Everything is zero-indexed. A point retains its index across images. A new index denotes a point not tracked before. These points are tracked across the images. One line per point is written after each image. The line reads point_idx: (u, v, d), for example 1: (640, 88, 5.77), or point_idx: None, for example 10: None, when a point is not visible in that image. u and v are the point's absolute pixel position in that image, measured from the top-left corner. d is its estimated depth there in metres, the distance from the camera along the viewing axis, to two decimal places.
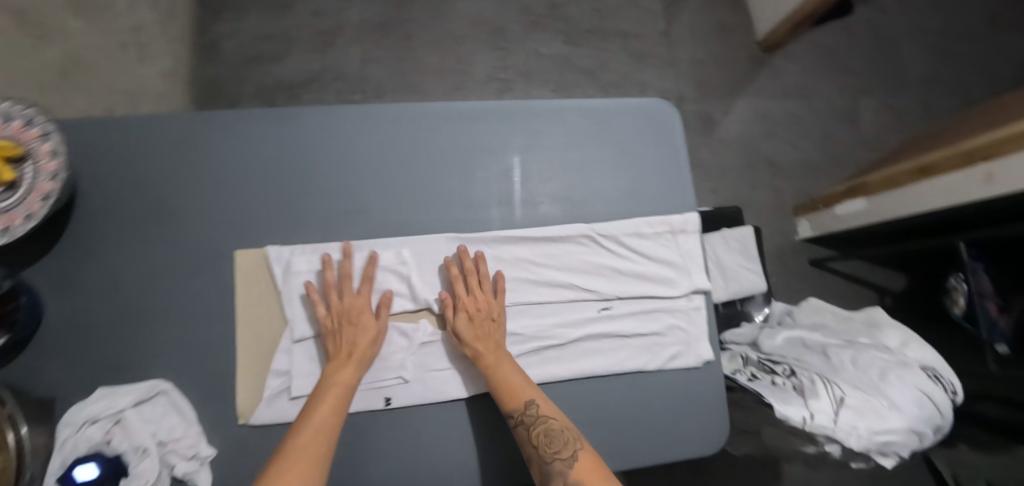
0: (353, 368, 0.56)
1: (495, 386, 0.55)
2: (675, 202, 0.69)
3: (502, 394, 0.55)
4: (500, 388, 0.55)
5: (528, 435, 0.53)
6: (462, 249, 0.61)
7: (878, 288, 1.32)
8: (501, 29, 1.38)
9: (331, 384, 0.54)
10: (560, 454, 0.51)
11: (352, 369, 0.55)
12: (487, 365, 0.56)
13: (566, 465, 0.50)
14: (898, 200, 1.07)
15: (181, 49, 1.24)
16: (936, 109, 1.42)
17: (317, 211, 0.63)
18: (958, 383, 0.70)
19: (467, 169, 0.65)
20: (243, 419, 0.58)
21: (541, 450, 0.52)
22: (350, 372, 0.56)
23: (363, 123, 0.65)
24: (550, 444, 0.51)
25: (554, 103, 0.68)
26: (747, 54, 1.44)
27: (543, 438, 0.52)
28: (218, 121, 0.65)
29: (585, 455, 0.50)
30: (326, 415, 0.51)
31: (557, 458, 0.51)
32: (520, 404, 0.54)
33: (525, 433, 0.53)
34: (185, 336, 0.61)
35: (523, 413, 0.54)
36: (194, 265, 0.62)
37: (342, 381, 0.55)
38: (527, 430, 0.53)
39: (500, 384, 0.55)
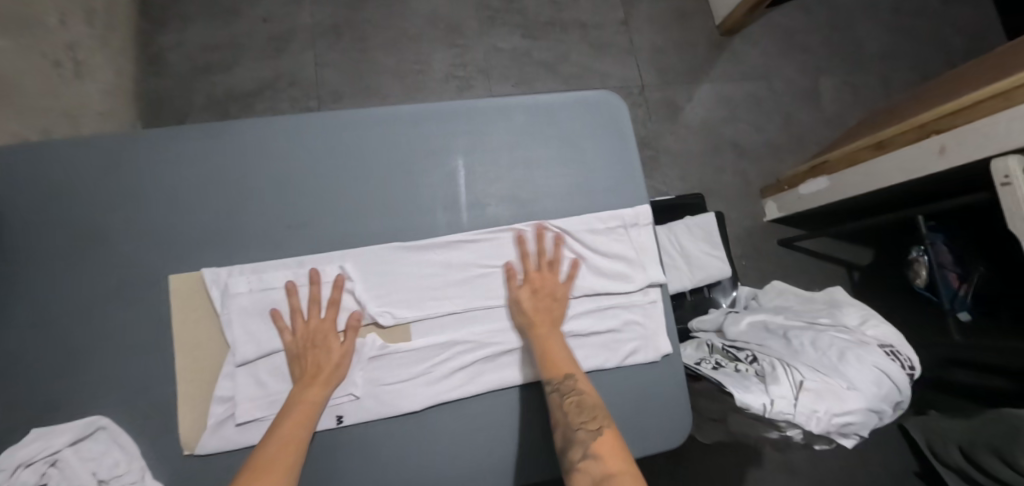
0: (322, 387, 0.55)
1: (539, 351, 0.57)
2: (625, 196, 0.68)
3: (545, 360, 0.56)
4: (545, 355, 0.56)
5: (560, 402, 0.53)
6: (538, 228, 0.63)
7: (847, 264, 1.33)
8: (457, 25, 1.36)
9: (302, 402, 0.53)
10: (587, 425, 0.50)
11: (320, 390, 0.55)
12: (537, 334, 0.58)
13: (590, 435, 0.49)
14: (858, 177, 1.08)
15: (123, 63, 1.19)
16: (893, 84, 1.44)
17: (255, 228, 0.61)
18: (915, 357, 0.70)
19: (409, 176, 0.63)
20: (189, 449, 0.56)
21: (571, 417, 0.51)
22: (320, 390, 0.55)
23: (298, 132, 0.63)
24: (578, 414, 0.51)
25: (496, 101, 0.66)
26: (706, 39, 1.44)
27: (574, 407, 0.52)
28: (144, 140, 0.62)
29: (611, 432, 0.49)
30: (293, 434, 0.50)
31: (582, 429, 0.50)
32: (560, 373, 0.55)
33: (557, 400, 0.53)
34: (122, 368, 0.58)
35: (562, 381, 0.54)
36: (127, 292, 0.59)
37: (311, 399, 0.54)
38: (561, 398, 0.53)
39: (545, 352, 0.57)
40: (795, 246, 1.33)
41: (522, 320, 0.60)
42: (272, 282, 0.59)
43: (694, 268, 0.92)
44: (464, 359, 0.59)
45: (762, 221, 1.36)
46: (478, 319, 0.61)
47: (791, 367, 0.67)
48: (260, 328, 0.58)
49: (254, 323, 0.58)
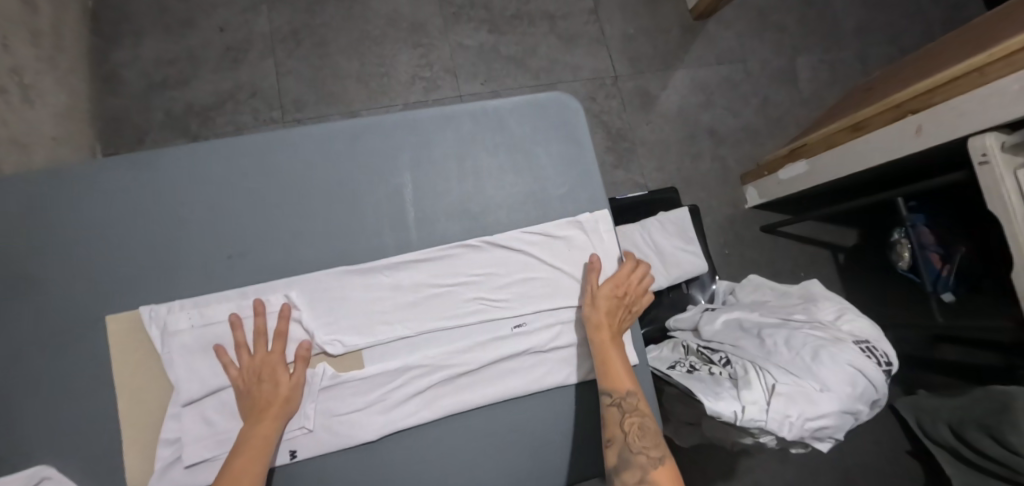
0: (273, 423, 0.52)
1: (605, 358, 0.56)
2: (583, 202, 0.65)
3: (611, 370, 0.56)
4: (611, 364, 0.56)
5: (622, 419, 0.53)
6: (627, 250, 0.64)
7: (831, 247, 1.30)
8: (421, 24, 1.31)
9: (251, 440, 0.50)
10: (647, 451, 0.50)
11: (270, 426, 0.52)
12: (604, 339, 0.58)
13: (651, 462, 0.49)
14: (835, 160, 1.05)
15: (75, 84, 1.15)
16: (872, 59, 1.40)
17: (192, 260, 0.58)
18: (893, 352, 0.68)
19: (352, 195, 0.60)
20: None
21: (631, 438, 0.52)
22: (272, 426, 0.52)
23: (230, 157, 0.60)
24: (641, 437, 0.51)
25: (441, 111, 0.63)
26: (679, 23, 1.39)
27: (636, 428, 0.52)
28: (69, 176, 0.59)
29: (669, 466, 0.50)
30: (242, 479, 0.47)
31: (641, 453, 0.50)
32: (623, 389, 0.54)
33: (617, 416, 0.53)
34: (62, 415, 0.55)
35: (626, 398, 0.54)
36: (62, 339, 0.57)
37: (261, 438, 0.51)
38: (622, 414, 0.53)
39: (612, 361, 0.56)
40: (778, 231, 1.30)
41: (594, 318, 0.59)
42: (215, 316, 0.57)
43: (669, 266, 0.90)
44: (419, 384, 0.57)
45: (743, 207, 1.32)
46: (432, 341, 0.59)
47: (764, 369, 0.65)
48: (205, 365, 0.56)
49: (198, 360, 0.56)
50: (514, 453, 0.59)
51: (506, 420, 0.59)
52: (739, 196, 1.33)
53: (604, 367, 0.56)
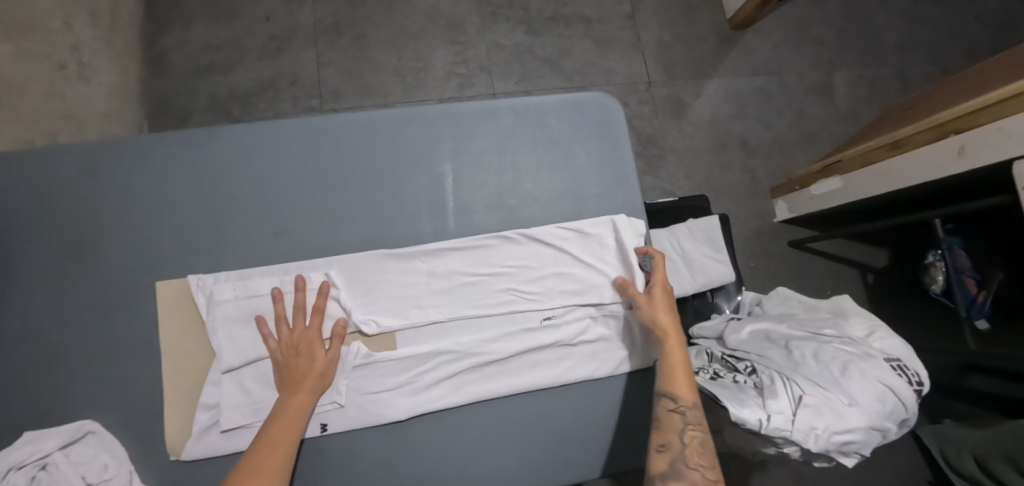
0: (308, 394, 0.54)
1: (672, 361, 0.54)
2: (617, 201, 0.66)
3: (675, 376, 0.54)
4: (678, 369, 0.54)
5: (682, 429, 0.51)
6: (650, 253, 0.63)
7: (860, 266, 1.28)
8: (458, 22, 1.34)
9: (287, 409, 0.52)
10: (704, 469, 0.48)
11: (304, 398, 0.53)
12: (670, 343, 0.56)
13: (706, 481, 0.47)
14: (871, 178, 1.03)
15: (128, 64, 1.20)
16: (913, 77, 1.37)
17: (239, 234, 0.61)
18: (924, 373, 0.67)
19: (393, 181, 0.62)
20: (176, 455, 0.57)
21: (689, 451, 0.49)
22: (308, 397, 0.53)
23: (279, 138, 0.62)
24: (701, 453, 0.49)
25: (483, 104, 0.65)
26: (715, 33, 1.39)
27: (696, 442, 0.50)
28: (131, 148, 0.62)
29: None
30: (278, 444, 0.49)
31: (698, 469, 0.48)
32: (689, 399, 0.52)
33: (678, 424, 0.51)
34: (113, 373, 0.59)
35: (689, 408, 0.52)
36: (115, 302, 0.60)
37: (296, 408, 0.52)
38: (683, 424, 0.51)
39: (678, 367, 0.54)
40: (806, 247, 1.28)
41: (660, 319, 0.57)
42: (258, 289, 0.59)
43: (695, 273, 0.90)
44: (449, 369, 0.59)
45: (771, 221, 1.31)
46: (462, 329, 0.60)
47: (791, 380, 0.64)
48: (245, 334, 0.59)
49: (239, 330, 0.59)
50: (537, 445, 0.59)
51: (530, 411, 0.60)
52: (768, 209, 1.32)
53: (669, 370, 0.54)
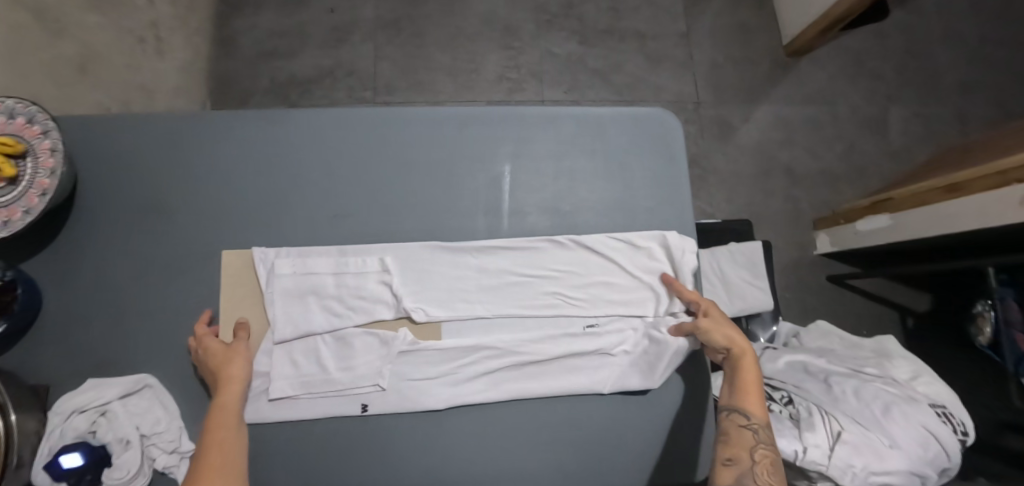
0: (234, 387, 0.53)
1: (748, 378, 0.53)
2: (669, 218, 0.66)
3: (749, 393, 0.52)
4: (752, 387, 0.52)
5: (754, 447, 0.48)
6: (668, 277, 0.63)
7: (901, 309, 1.24)
8: (513, 27, 1.36)
9: (220, 405, 0.51)
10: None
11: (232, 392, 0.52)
12: (745, 360, 0.54)
13: None
14: (924, 219, 1.01)
15: (200, 43, 1.27)
16: (974, 120, 1.33)
17: (301, 214, 0.63)
18: (970, 423, 0.65)
19: (451, 178, 0.64)
20: None
21: (759, 469, 0.47)
22: (235, 390, 0.53)
23: (346, 125, 0.65)
24: (772, 472, 0.46)
25: (545, 110, 0.66)
26: (769, 58, 1.38)
27: (768, 462, 0.47)
28: (209, 122, 0.66)
29: None
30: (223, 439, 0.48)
31: None
32: (762, 420, 0.50)
33: (750, 441, 0.49)
34: (175, 334, 0.62)
35: (762, 428, 0.50)
36: (180, 266, 0.63)
37: (227, 402, 0.51)
38: (755, 441, 0.49)
39: (752, 386, 0.52)
40: (846, 283, 1.25)
41: (734, 336, 0.56)
42: (315, 267, 0.62)
43: (734, 298, 0.89)
44: (492, 364, 0.60)
45: (812, 253, 1.29)
46: (505, 329, 0.62)
47: (829, 414, 0.63)
48: (298, 310, 0.61)
49: (295, 305, 0.61)
50: (568, 448, 0.60)
51: (562, 414, 0.60)
52: (808, 240, 1.30)
53: (744, 387, 0.52)
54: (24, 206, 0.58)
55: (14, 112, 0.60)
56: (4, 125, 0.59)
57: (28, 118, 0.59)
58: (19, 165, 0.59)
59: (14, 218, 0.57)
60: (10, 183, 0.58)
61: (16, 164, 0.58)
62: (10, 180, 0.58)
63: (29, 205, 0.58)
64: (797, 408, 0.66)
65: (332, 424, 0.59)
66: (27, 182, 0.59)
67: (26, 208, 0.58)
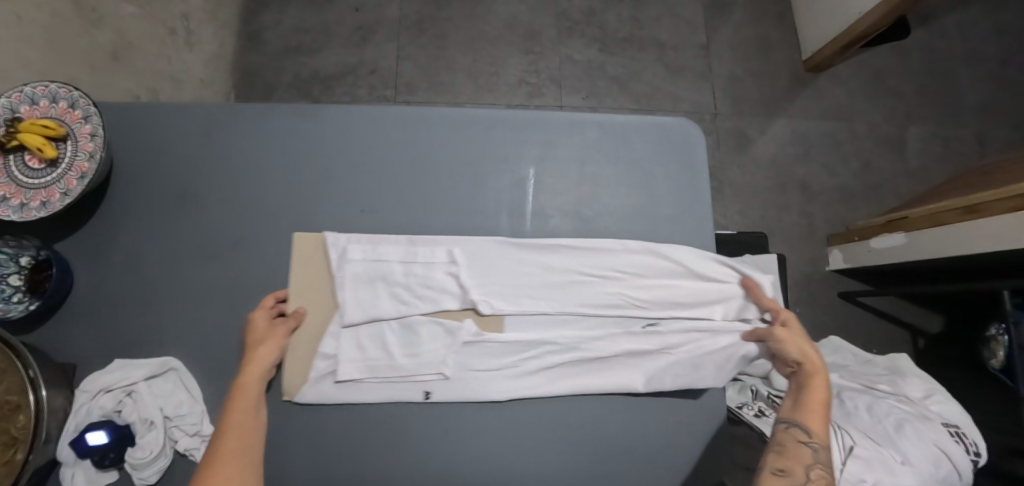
0: (254, 366, 0.54)
1: (814, 396, 0.54)
2: (690, 227, 0.67)
3: (814, 411, 0.53)
4: (817, 406, 0.53)
5: (810, 465, 0.49)
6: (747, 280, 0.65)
7: (911, 329, 1.24)
8: (535, 33, 1.38)
9: (240, 387, 0.52)
10: None
11: (253, 373, 0.54)
12: (813, 379, 0.56)
13: None
14: (941, 239, 1.00)
15: (227, 36, 1.30)
16: (993, 142, 1.32)
17: (329, 207, 0.65)
18: (983, 444, 0.65)
19: (477, 179, 0.65)
20: (287, 395, 0.59)
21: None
22: (258, 371, 0.54)
23: (377, 122, 0.66)
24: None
25: (571, 116, 0.67)
26: (788, 73, 1.38)
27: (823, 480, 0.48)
28: (244, 115, 0.67)
29: None
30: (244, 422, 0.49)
31: None
32: (823, 441, 0.51)
33: (808, 456, 0.49)
34: (201, 319, 0.64)
35: (822, 448, 0.50)
36: (210, 252, 0.65)
37: (247, 384, 0.52)
38: (813, 458, 0.49)
39: (818, 405, 0.53)
40: (857, 300, 1.25)
41: (809, 353, 0.58)
42: (385, 254, 0.62)
43: None
44: (515, 362, 0.61)
45: (824, 269, 1.29)
46: (569, 325, 0.63)
47: (842, 428, 0.63)
48: (367, 295, 0.61)
49: (364, 291, 0.62)
50: (580, 450, 0.60)
51: (577, 415, 0.61)
52: (821, 256, 1.30)
53: (810, 402, 0.53)
54: (63, 188, 0.60)
55: (57, 96, 0.61)
56: (48, 109, 0.61)
57: (70, 102, 0.61)
58: (60, 148, 0.60)
59: (53, 200, 0.59)
60: (51, 165, 0.60)
61: (57, 147, 0.60)
62: (51, 162, 0.60)
63: (68, 188, 0.60)
64: None
65: (349, 414, 0.60)
66: (68, 164, 0.60)
67: (64, 190, 0.60)
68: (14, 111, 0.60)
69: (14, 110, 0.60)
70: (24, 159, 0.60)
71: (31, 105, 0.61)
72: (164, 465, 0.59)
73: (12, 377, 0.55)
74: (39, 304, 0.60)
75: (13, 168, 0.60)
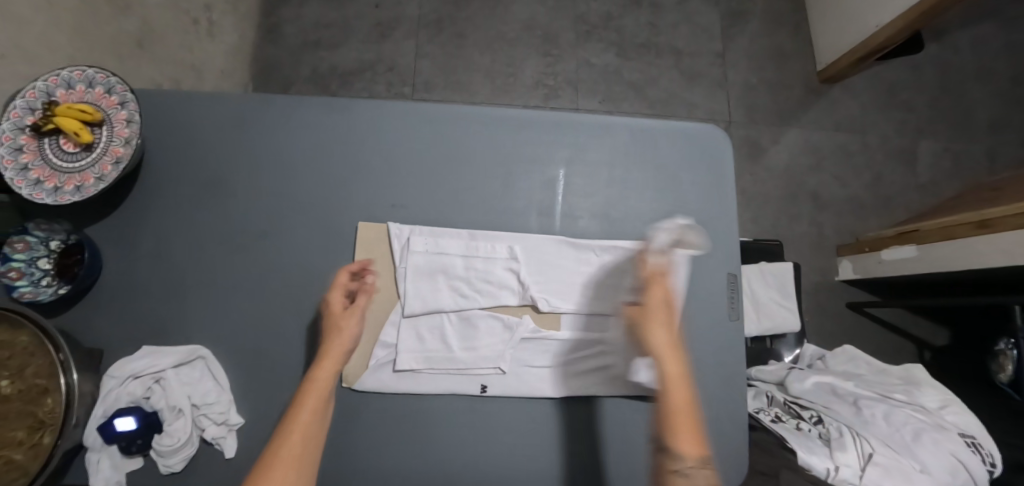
0: (330, 361, 0.52)
1: (671, 404, 0.47)
2: (716, 233, 0.67)
3: (671, 420, 0.46)
4: (676, 414, 0.47)
5: None
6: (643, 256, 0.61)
7: (917, 341, 1.25)
8: (553, 35, 1.39)
9: (312, 380, 0.51)
10: None
11: (327, 369, 0.52)
12: (663, 376, 0.49)
13: None
14: (952, 253, 1.01)
15: (247, 29, 1.30)
16: (1003, 158, 1.34)
17: (360, 201, 0.65)
18: (998, 455, 0.66)
19: (508, 179, 0.66)
20: (349, 383, 0.60)
21: None
22: (331, 367, 0.52)
23: (409, 118, 0.67)
24: None
25: (602, 119, 0.68)
26: (803, 84, 1.40)
27: None
28: (275, 105, 0.68)
29: None
30: (307, 426, 0.46)
31: None
32: (692, 453, 0.44)
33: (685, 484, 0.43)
34: (229, 308, 0.64)
35: (696, 464, 0.44)
36: (240, 242, 0.65)
37: (318, 378, 0.51)
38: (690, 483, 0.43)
39: (677, 412, 0.47)
40: (864, 311, 1.27)
41: (657, 343, 0.51)
42: (446, 248, 0.64)
43: (761, 317, 0.92)
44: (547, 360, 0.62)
45: (833, 279, 1.30)
46: (616, 326, 0.63)
47: (861, 437, 0.64)
48: (427, 287, 0.63)
49: (424, 283, 0.63)
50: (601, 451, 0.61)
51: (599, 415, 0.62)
52: (831, 266, 1.31)
53: (666, 416, 0.47)
54: (98, 174, 0.60)
55: (93, 81, 0.62)
56: (84, 94, 0.61)
57: (106, 88, 0.61)
58: (96, 134, 0.61)
59: (88, 185, 0.59)
60: (86, 150, 0.60)
61: (93, 132, 0.60)
62: (86, 147, 0.60)
63: (102, 173, 0.60)
64: (826, 427, 0.68)
65: (374, 407, 0.60)
66: (103, 149, 0.61)
67: (99, 176, 0.60)
68: (50, 94, 0.60)
69: (51, 93, 0.60)
70: (58, 143, 0.60)
71: (66, 88, 0.61)
72: (191, 453, 0.59)
73: (41, 359, 0.55)
74: (68, 288, 0.61)
75: (47, 151, 0.60)
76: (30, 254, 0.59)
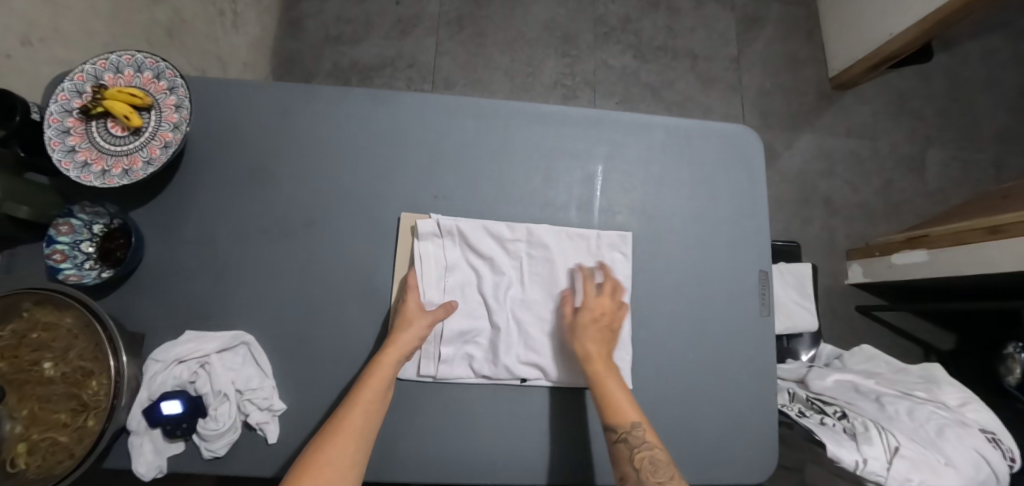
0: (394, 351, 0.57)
1: (605, 392, 0.57)
2: (749, 231, 0.69)
3: (606, 406, 0.56)
4: (613, 398, 0.56)
5: (632, 456, 0.53)
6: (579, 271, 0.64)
7: (924, 345, 1.28)
8: (572, 36, 1.40)
9: (378, 365, 0.56)
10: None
11: (392, 358, 0.57)
12: (593, 373, 0.58)
13: None
14: (960, 257, 1.04)
15: (269, 22, 1.30)
16: (1010, 168, 1.37)
17: (403, 192, 0.66)
18: (1017, 450, 0.68)
19: (549, 174, 0.67)
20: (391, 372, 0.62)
21: (643, 475, 0.51)
22: (395, 355, 0.57)
23: (453, 112, 0.68)
24: (654, 471, 0.51)
25: (641, 117, 0.69)
26: (816, 90, 1.42)
27: (646, 463, 0.51)
28: (321, 96, 0.68)
29: None
30: (367, 404, 0.53)
31: None
32: (628, 423, 0.55)
33: (627, 451, 0.53)
34: (271, 296, 0.65)
35: (635, 432, 0.54)
36: (283, 230, 0.66)
37: (383, 364, 0.56)
38: (632, 449, 0.53)
39: (610, 395, 0.57)
40: (873, 315, 1.30)
41: (586, 346, 0.60)
42: (483, 242, 0.64)
43: (780, 316, 0.94)
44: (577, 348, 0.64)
45: (843, 282, 1.33)
46: None
47: (886, 430, 0.66)
48: (460, 278, 0.64)
49: (461, 274, 0.65)
50: None
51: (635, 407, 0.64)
52: (840, 270, 1.34)
53: (604, 402, 0.56)
54: (146, 157, 0.60)
55: (141, 66, 0.62)
56: (132, 79, 0.62)
57: (154, 74, 0.62)
58: (144, 118, 0.61)
59: (136, 168, 0.60)
60: (134, 134, 0.61)
61: (142, 117, 0.61)
62: (135, 130, 0.60)
63: (150, 156, 0.61)
64: (852, 422, 0.69)
65: (417, 392, 0.62)
66: (151, 133, 0.61)
67: (147, 159, 0.60)
68: (99, 78, 0.61)
69: (99, 77, 0.61)
70: (106, 126, 0.60)
71: (115, 73, 0.61)
72: (232, 439, 0.60)
73: (85, 342, 0.56)
74: (111, 272, 0.61)
75: (94, 134, 0.60)
76: (74, 237, 0.60)
